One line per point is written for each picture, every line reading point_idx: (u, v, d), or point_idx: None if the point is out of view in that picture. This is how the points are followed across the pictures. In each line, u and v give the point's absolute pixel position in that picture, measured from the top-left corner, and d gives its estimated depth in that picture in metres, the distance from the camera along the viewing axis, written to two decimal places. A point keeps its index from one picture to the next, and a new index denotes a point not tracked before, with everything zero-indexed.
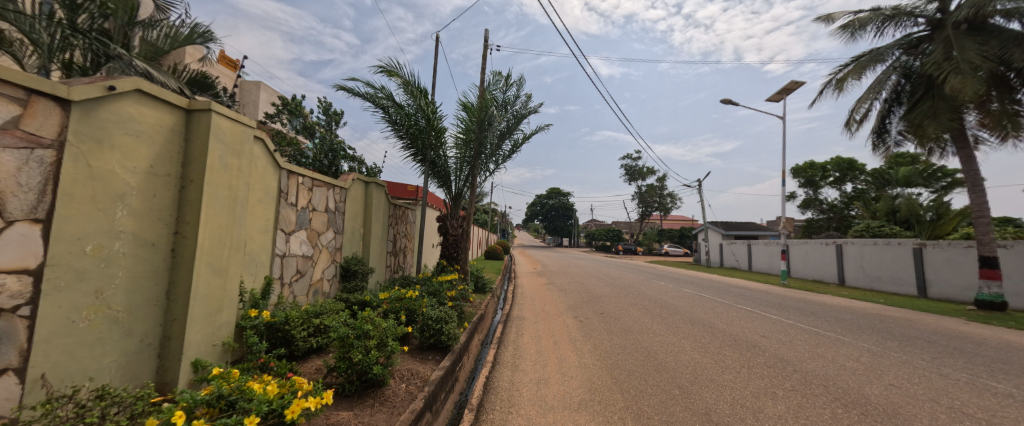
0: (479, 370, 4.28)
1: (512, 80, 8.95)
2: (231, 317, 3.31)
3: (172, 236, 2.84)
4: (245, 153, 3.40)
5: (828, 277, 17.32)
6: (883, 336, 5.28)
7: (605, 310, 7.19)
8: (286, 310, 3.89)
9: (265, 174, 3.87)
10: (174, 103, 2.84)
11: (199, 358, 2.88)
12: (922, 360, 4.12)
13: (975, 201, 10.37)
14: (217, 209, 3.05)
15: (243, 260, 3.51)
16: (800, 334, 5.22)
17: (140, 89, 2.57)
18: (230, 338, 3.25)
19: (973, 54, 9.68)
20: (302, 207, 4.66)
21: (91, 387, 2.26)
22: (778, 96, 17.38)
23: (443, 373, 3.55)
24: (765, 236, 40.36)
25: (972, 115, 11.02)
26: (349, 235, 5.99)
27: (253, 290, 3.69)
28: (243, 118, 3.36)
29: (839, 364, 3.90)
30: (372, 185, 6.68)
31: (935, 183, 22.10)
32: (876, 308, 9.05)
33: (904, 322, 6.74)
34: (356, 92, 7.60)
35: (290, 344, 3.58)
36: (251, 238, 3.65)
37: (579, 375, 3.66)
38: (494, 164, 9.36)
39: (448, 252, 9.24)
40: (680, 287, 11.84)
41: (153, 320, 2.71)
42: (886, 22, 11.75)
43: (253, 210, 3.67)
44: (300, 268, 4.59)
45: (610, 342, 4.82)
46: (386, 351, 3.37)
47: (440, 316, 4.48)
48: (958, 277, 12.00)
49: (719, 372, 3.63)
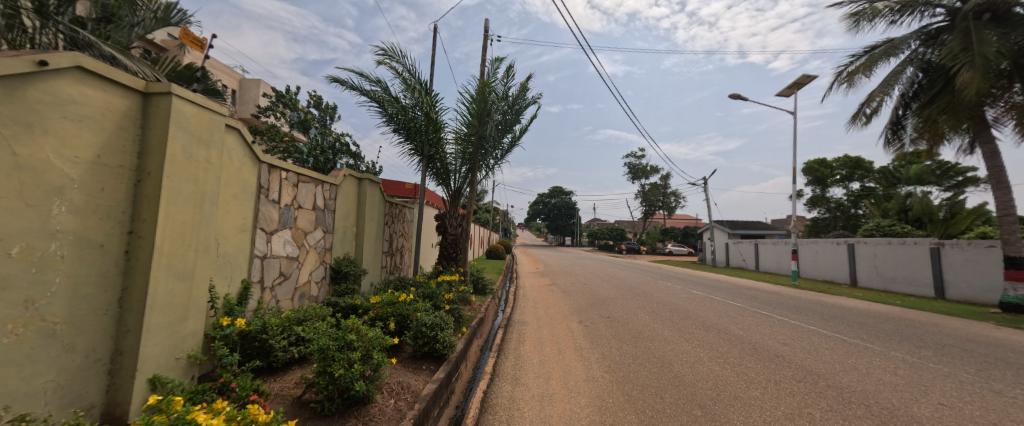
0: (478, 382, 3.93)
1: (513, 72, 8.43)
2: (199, 326, 2.97)
3: (126, 236, 2.51)
4: (215, 143, 3.06)
5: (839, 277, 16.86)
6: (915, 344, 4.89)
7: (613, 314, 6.83)
8: (264, 317, 3.56)
9: (242, 167, 3.52)
10: (127, 85, 2.50)
11: (158, 373, 2.55)
12: (966, 373, 3.74)
13: (1000, 199, 9.92)
14: (180, 206, 2.70)
15: (214, 261, 3.17)
16: (825, 342, 4.82)
17: (82, 66, 2.22)
18: (197, 350, 2.91)
19: (993, 44, 9.14)
20: (286, 205, 4.32)
21: (8, 417, 1.88)
22: (788, 90, 16.81)
23: (437, 386, 3.20)
24: (770, 235, 39.77)
25: (994, 109, 10.42)
26: (341, 234, 5.66)
27: (228, 295, 3.35)
28: (212, 104, 3.01)
29: (875, 378, 3.53)
30: (365, 182, 6.33)
31: (947, 181, 21.55)
32: (897, 311, 8.60)
33: (931, 327, 6.33)
34: (351, 85, 7.23)
35: (268, 355, 3.27)
36: (226, 239, 3.32)
37: (587, 391, 3.32)
38: (494, 159, 8.98)
39: (446, 252, 8.82)
40: (688, 288, 11.40)
41: (102, 332, 2.38)
42: (900, 12, 11.26)
43: (227, 207, 3.32)
44: (284, 270, 4.25)
45: (619, 351, 4.45)
46: (372, 363, 3.00)
47: (435, 321, 4.17)
48: (978, 278, 11.53)
49: (744, 387, 3.27)
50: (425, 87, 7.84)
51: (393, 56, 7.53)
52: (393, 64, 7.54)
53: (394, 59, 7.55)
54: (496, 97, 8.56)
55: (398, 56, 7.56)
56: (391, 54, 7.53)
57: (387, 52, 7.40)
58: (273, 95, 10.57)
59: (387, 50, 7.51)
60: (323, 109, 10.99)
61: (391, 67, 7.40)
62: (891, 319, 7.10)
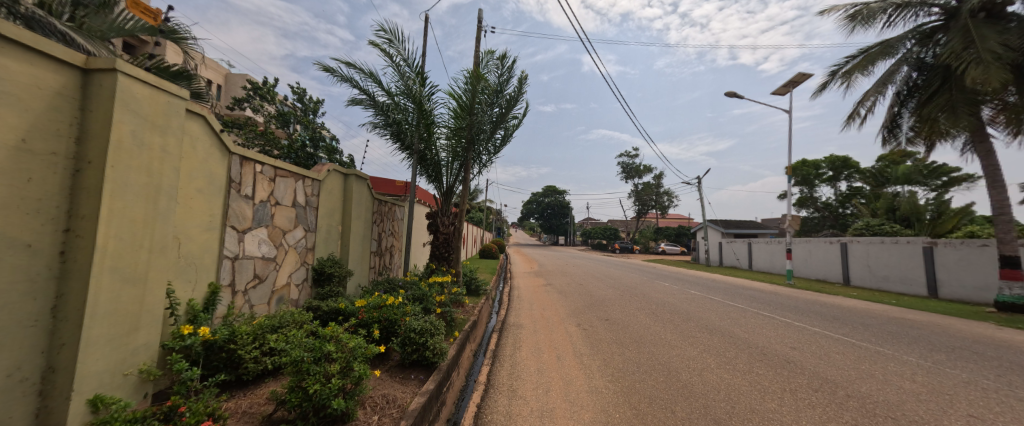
0: (471, 392, 3.66)
1: (513, 64, 8.12)
2: (155, 335, 2.63)
3: (63, 234, 2.16)
4: (173, 129, 2.71)
5: (832, 276, 16.90)
6: (924, 347, 4.73)
7: (612, 317, 6.60)
8: (234, 324, 3.22)
9: (208, 158, 3.17)
10: (60, 60, 2.16)
11: (101, 393, 2.21)
12: (987, 379, 3.55)
13: (995, 198, 9.94)
14: (129, 200, 2.36)
15: (174, 263, 2.82)
16: (835, 345, 4.62)
17: (3, 34, 1.86)
18: (151, 364, 2.56)
19: (993, 42, 9.07)
20: (260, 201, 3.96)
21: None
22: (783, 89, 16.74)
23: (426, 399, 2.89)
24: (762, 234, 40.09)
25: (989, 109, 10.55)
26: (325, 233, 5.32)
27: (191, 301, 3.01)
28: (169, 85, 2.65)
29: (895, 386, 3.32)
30: (352, 177, 5.99)
31: (934, 180, 21.87)
32: (895, 311, 8.52)
33: (935, 328, 6.21)
34: (341, 74, 6.86)
35: (237, 368, 2.95)
36: (188, 239, 2.97)
37: (591, 404, 3.05)
38: (487, 155, 8.64)
39: (437, 252, 8.54)
40: (685, 288, 11.22)
41: (30, 347, 2.02)
42: (895, 12, 11.19)
43: (190, 203, 2.98)
44: (259, 272, 3.92)
45: (622, 357, 4.21)
46: (352, 377, 2.65)
47: (425, 327, 3.88)
48: (972, 278, 11.55)
49: (760, 399, 3.03)
50: (420, 77, 7.51)
51: (393, 39, 7.17)
52: (391, 48, 7.16)
53: (392, 43, 7.18)
54: (494, 89, 8.17)
55: (397, 40, 7.19)
56: (389, 37, 7.16)
57: (385, 36, 7.03)
58: (248, 86, 10.18)
59: (386, 33, 7.14)
60: (305, 103, 10.59)
61: (388, 53, 7.04)
62: (892, 319, 6.99)
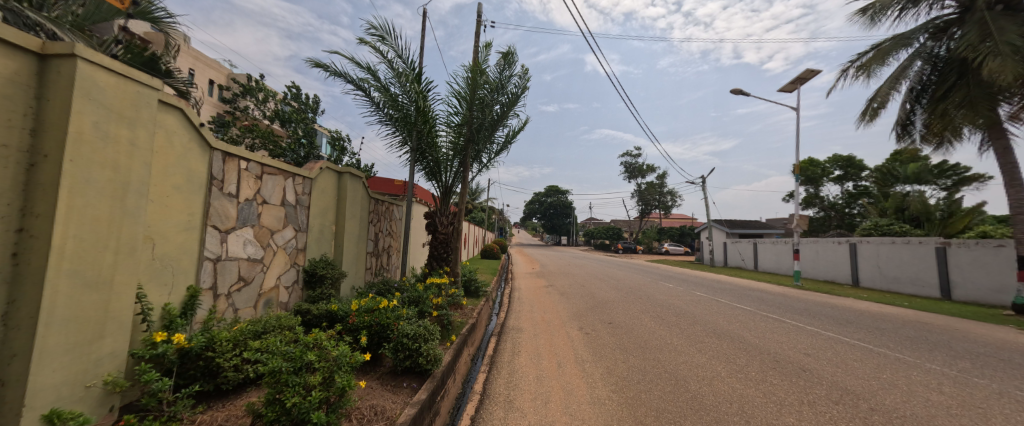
0: (466, 401, 3.46)
1: (513, 59, 7.90)
2: (123, 343, 2.45)
3: (16, 234, 1.97)
4: (143, 122, 2.52)
5: (840, 277, 16.57)
6: (946, 353, 4.48)
7: (614, 320, 6.37)
8: (214, 330, 3.04)
9: (187, 153, 2.99)
10: (15, 44, 1.98)
11: (57, 408, 2.02)
12: (1020, 389, 3.31)
13: (1013, 197, 9.61)
14: (91, 198, 2.17)
15: (145, 264, 2.63)
16: (852, 352, 4.38)
17: None
18: (118, 375, 2.37)
19: (1012, 34, 8.76)
20: (246, 200, 3.79)
21: None
22: (791, 86, 16.39)
23: (416, 410, 2.69)
24: (768, 235, 39.58)
25: (1007, 106, 10.19)
26: (316, 233, 5.15)
27: (167, 305, 2.83)
28: (138, 73, 2.47)
29: (922, 397, 3.09)
30: (346, 176, 5.80)
31: (943, 180, 21.46)
32: (909, 314, 8.23)
33: (954, 333, 5.93)
34: (335, 71, 6.67)
35: (216, 376, 2.77)
36: (162, 238, 2.79)
37: (593, 418, 2.84)
38: (489, 153, 8.42)
39: (436, 253, 8.34)
40: (690, 290, 10.95)
41: None
42: (909, 5, 10.85)
43: (165, 201, 2.80)
44: (244, 274, 3.75)
45: (625, 364, 4.01)
46: (335, 389, 2.46)
47: (419, 332, 3.66)
48: (986, 279, 11.22)
49: (775, 412, 2.80)
50: (416, 73, 7.29)
51: (385, 35, 6.97)
52: (383, 45, 6.96)
53: (384, 39, 6.98)
54: (494, 85, 7.94)
55: (389, 37, 6.99)
56: (381, 34, 6.95)
57: (377, 32, 6.84)
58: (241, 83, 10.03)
59: (377, 29, 6.94)
60: (302, 101, 10.44)
61: (380, 50, 6.83)
62: (907, 323, 6.71)
